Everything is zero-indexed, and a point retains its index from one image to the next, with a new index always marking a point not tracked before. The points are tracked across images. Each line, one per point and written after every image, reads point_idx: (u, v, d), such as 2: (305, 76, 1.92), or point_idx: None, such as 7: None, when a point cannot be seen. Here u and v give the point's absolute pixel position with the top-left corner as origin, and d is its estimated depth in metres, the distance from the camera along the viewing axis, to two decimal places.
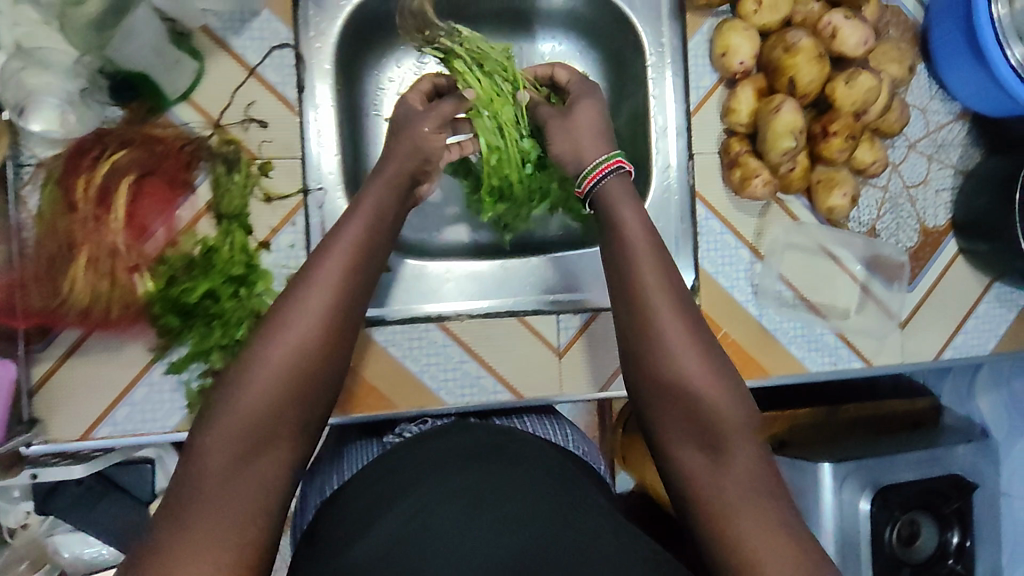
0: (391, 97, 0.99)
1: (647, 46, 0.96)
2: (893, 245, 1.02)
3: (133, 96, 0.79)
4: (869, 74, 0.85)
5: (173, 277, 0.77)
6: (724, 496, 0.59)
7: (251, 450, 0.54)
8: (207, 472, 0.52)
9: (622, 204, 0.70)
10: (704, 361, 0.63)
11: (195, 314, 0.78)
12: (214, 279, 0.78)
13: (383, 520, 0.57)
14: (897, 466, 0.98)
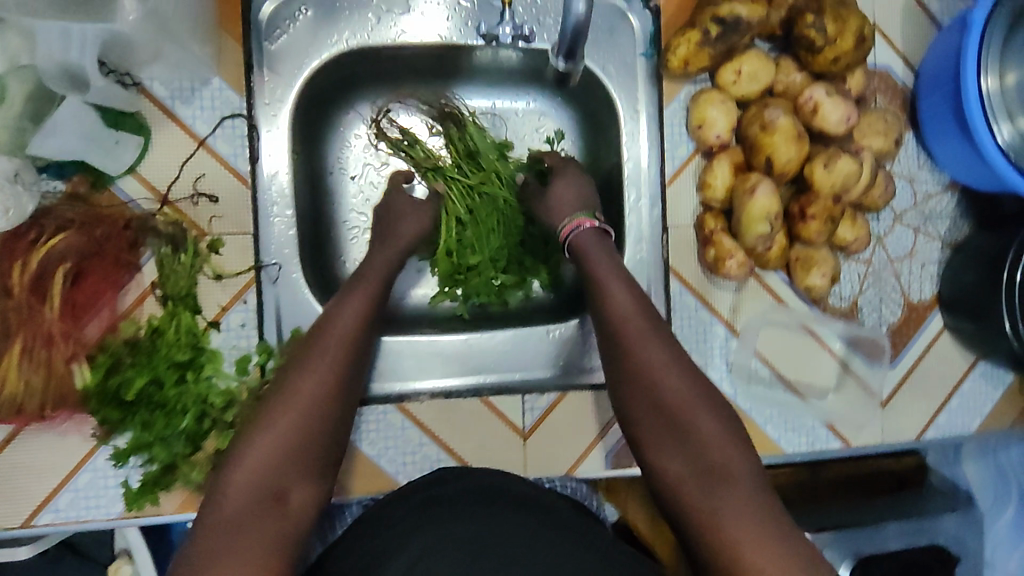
0: (356, 155, 0.97)
1: (622, 111, 0.91)
2: (876, 321, 0.98)
3: (74, 171, 0.75)
4: (849, 157, 0.82)
5: (113, 365, 0.73)
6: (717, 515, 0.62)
7: (274, 485, 0.62)
8: (237, 490, 0.61)
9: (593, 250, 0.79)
10: (683, 383, 0.69)
11: (137, 403, 0.74)
12: (157, 366, 0.74)
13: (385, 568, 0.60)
14: (882, 537, 1.14)
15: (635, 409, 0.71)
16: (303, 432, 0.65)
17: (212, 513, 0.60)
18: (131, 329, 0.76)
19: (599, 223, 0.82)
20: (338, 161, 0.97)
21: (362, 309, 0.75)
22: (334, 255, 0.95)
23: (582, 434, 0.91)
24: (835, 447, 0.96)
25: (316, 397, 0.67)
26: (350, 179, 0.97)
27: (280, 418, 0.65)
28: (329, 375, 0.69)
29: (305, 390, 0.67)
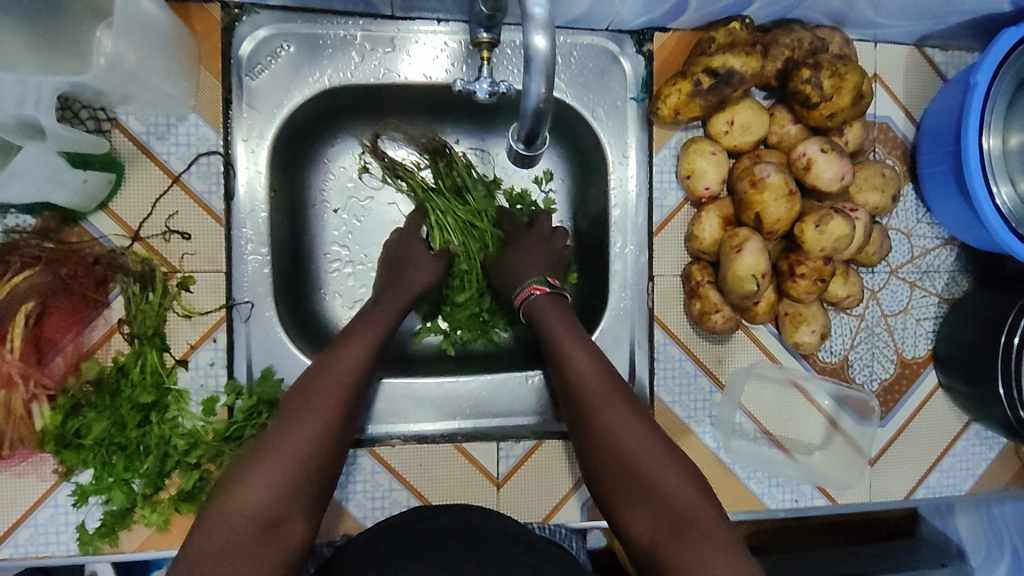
0: (339, 187, 0.96)
1: (609, 157, 0.89)
2: (867, 377, 0.95)
3: (44, 207, 0.74)
4: (842, 219, 0.78)
5: (74, 408, 0.72)
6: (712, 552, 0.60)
7: (271, 518, 0.58)
8: (234, 515, 0.58)
9: (551, 310, 0.82)
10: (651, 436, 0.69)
11: (96, 446, 0.72)
12: (118, 409, 0.73)
13: None
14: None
15: (602, 467, 0.69)
16: (304, 462, 0.63)
17: (197, 546, 0.56)
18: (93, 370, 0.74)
19: (553, 287, 0.85)
20: (321, 194, 0.96)
21: (362, 357, 0.74)
22: (314, 288, 0.95)
23: (559, 484, 0.88)
24: (820, 504, 0.93)
25: (317, 439, 0.64)
26: (332, 213, 0.96)
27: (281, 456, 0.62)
28: (327, 420, 0.67)
29: (305, 431, 0.64)
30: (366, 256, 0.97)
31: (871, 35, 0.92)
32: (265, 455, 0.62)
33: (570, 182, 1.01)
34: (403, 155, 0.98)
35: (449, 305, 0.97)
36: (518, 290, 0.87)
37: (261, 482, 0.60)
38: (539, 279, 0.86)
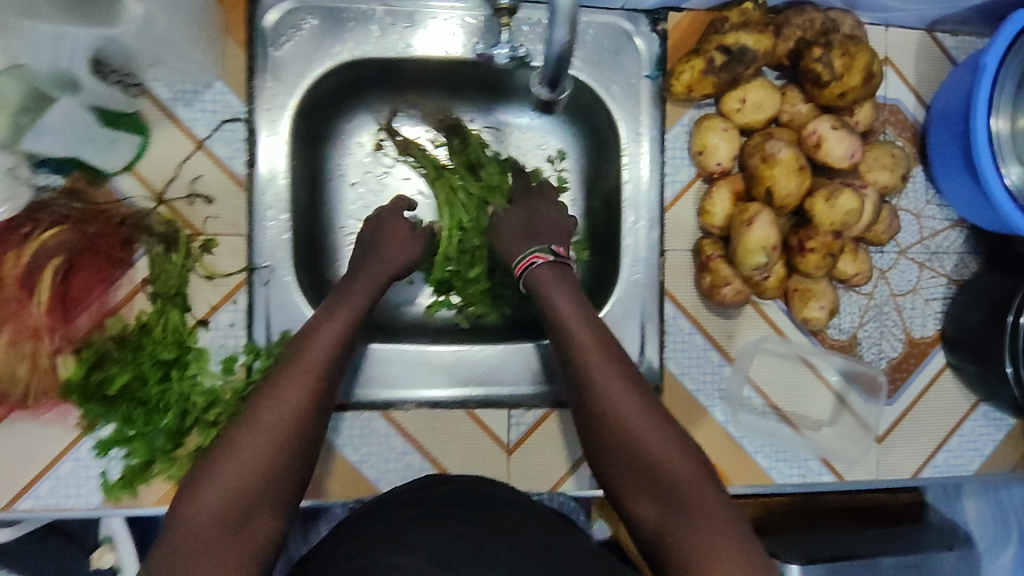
0: (357, 161, 0.98)
1: (623, 135, 0.90)
2: (876, 355, 0.96)
3: (73, 166, 0.76)
4: (852, 194, 0.80)
5: (98, 361, 0.74)
6: (696, 540, 0.63)
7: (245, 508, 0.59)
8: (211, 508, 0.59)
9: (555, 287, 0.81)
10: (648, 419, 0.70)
11: (120, 399, 0.74)
12: (140, 363, 0.74)
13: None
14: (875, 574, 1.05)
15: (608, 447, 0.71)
16: (279, 447, 0.62)
17: (169, 546, 0.57)
18: (116, 327, 0.76)
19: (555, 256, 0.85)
20: (339, 168, 0.98)
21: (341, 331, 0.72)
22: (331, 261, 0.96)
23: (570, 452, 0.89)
24: (827, 480, 0.94)
25: (289, 429, 0.63)
26: (350, 186, 0.98)
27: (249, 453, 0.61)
28: (302, 406, 0.65)
29: (278, 421, 0.63)
30: None
31: (882, 19, 0.94)
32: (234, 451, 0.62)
33: (584, 163, 1.02)
34: (419, 133, 1.00)
35: (460, 281, 0.98)
36: (518, 259, 0.86)
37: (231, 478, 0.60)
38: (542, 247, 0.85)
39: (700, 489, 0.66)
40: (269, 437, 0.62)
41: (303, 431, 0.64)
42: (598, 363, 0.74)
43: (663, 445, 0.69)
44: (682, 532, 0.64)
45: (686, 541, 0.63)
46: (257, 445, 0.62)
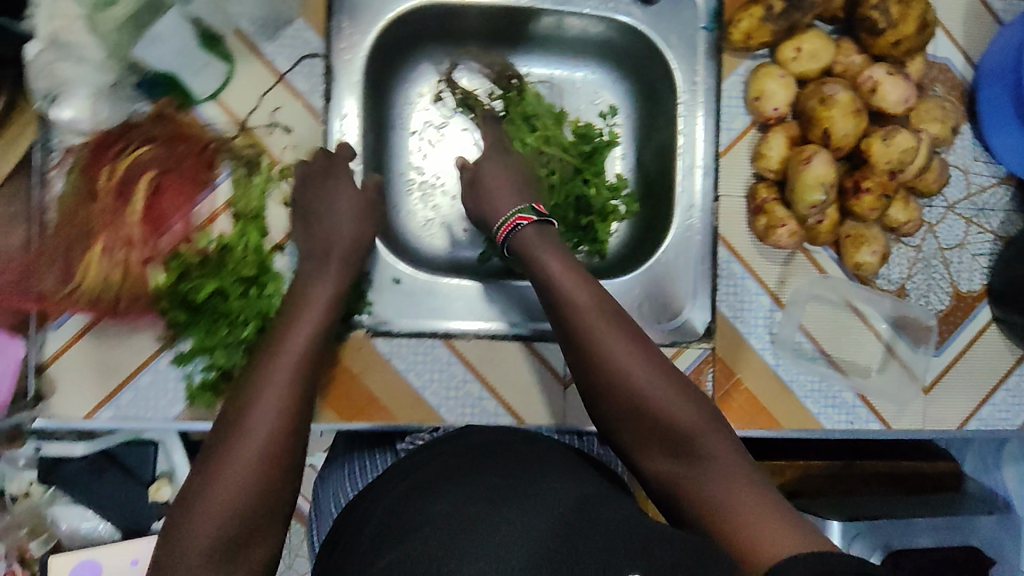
0: (418, 110, 1.03)
1: (679, 84, 0.93)
2: (923, 306, 0.98)
3: (162, 92, 0.79)
4: (907, 134, 0.83)
5: (184, 272, 0.77)
6: (714, 493, 0.60)
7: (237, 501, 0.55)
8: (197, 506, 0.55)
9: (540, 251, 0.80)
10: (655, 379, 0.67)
11: (203, 311, 0.78)
12: (224, 278, 0.78)
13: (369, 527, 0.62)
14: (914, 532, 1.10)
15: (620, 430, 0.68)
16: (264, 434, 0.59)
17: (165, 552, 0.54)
18: (202, 243, 0.79)
19: (538, 217, 0.84)
20: (402, 115, 1.02)
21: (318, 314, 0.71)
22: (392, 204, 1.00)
23: None
24: (874, 428, 0.96)
25: (274, 415, 0.60)
26: (411, 134, 1.02)
27: (233, 453, 0.57)
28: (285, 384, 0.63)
29: (259, 416, 0.59)
30: (442, 178, 1.03)
31: None
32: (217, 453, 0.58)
33: (636, 120, 1.05)
34: (477, 84, 1.03)
35: None
36: (500, 222, 0.86)
37: (218, 485, 0.55)
38: (524, 208, 0.85)
39: (710, 439, 0.63)
40: (253, 434, 0.58)
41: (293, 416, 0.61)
42: (594, 328, 0.70)
43: (664, 398, 0.65)
44: (695, 485, 0.61)
45: (703, 493, 0.60)
46: (239, 443, 0.58)
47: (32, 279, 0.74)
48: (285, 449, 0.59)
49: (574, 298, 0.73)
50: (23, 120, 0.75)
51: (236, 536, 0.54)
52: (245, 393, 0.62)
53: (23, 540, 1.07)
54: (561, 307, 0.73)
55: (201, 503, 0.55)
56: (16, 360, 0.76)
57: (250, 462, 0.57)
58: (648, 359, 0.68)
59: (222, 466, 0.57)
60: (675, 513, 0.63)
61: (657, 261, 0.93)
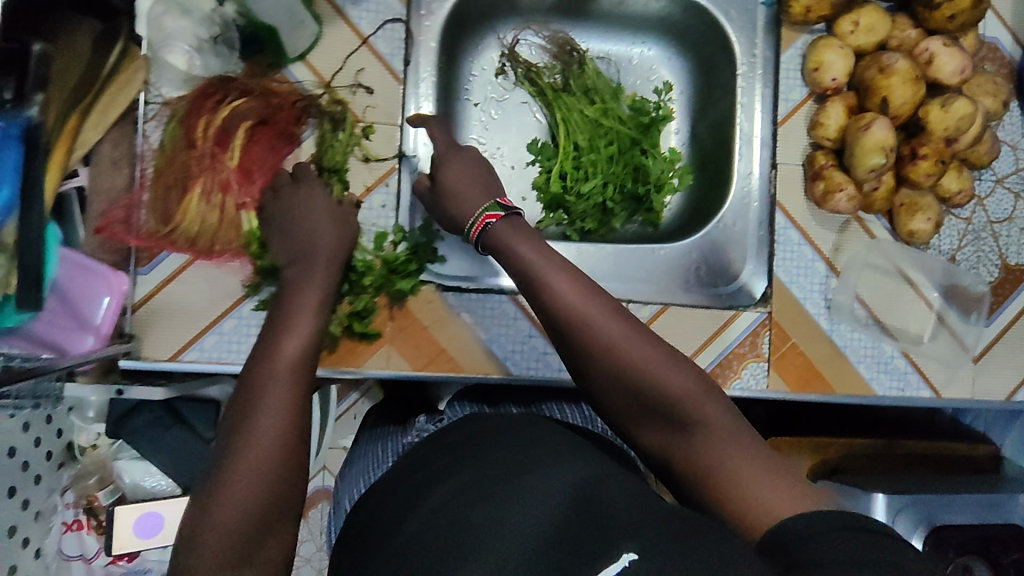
0: (482, 82, 1.07)
1: (738, 55, 0.98)
2: (973, 277, 1.00)
3: (256, 51, 0.84)
4: (965, 101, 0.86)
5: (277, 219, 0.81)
6: (713, 465, 0.60)
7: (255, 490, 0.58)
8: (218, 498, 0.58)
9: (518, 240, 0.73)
10: (648, 353, 0.65)
11: None
12: None
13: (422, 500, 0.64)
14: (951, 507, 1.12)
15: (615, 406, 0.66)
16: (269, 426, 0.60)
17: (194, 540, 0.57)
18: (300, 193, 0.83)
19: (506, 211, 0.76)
20: (466, 86, 1.06)
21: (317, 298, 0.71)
22: None
23: (685, 346, 0.95)
24: (925, 395, 0.97)
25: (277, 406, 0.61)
26: (473, 105, 1.07)
27: (244, 450, 0.58)
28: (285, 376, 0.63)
29: (266, 411, 0.60)
30: (501, 148, 1.07)
31: None
32: (229, 449, 0.59)
33: (690, 97, 1.09)
34: (538, 55, 1.07)
35: (572, 197, 1.03)
36: (471, 224, 0.78)
37: (237, 481, 0.57)
38: (492, 205, 0.77)
39: (704, 408, 0.62)
40: (263, 427, 0.59)
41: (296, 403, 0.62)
42: (579, 310, 0.66)
43: (655, 377, 0.63)
44: (691, 456, 0.61)
45: (702, 464, 0.60)
46: (251, 438, 0.59)
47: (135, 216, 0.79)
48: (299, 436, 0.62)
49: (557, 281, 0.68)
50: (134, 65, 0.78)
51: (269, 519, 0.58)
52: (247, 390, 0.63)
53: (92, 490, 1.11)
54: (542, 290, 0.69)
55: (223, 500, 0.57)
56: (119, 293, 0.78)
57: (264, 459, 0.58)
58: (633, 334, 0.66)
59: (238, 463, 0.58)
60: (675, 481, 0.64)
61: (717, 225, 0.98)
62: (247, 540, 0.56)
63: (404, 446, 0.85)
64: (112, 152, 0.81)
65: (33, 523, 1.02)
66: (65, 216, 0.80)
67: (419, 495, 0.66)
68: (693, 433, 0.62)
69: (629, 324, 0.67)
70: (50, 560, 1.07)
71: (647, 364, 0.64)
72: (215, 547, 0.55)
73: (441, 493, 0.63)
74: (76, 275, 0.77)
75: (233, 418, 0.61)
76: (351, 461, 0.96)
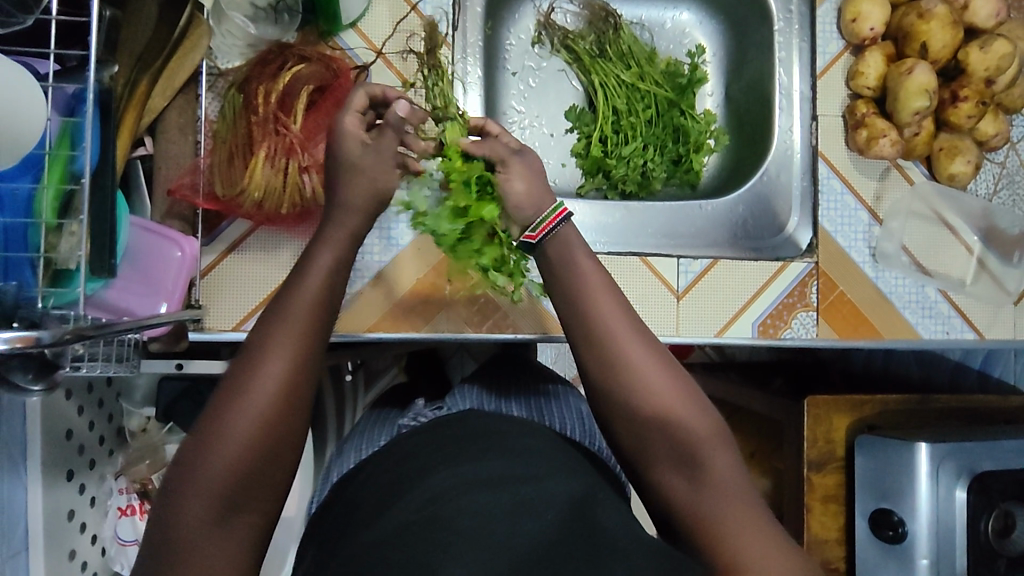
0: (520, 52, 1.09)
1: (775, 13, 1.01)
2: (1010, 219, 1.02)
3: (309, 20, 0.87)
4: (1003, 41, 0.91)
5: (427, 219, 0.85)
6: (714, 515, 0.59)
7: (243, 478, 0.52)
8: (198, 480, 0.51)
9: (571, 244, 0.69)
10: (671, 381, 0.64)
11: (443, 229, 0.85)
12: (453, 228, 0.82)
13: (473, 464, 0.61)
14: (994, 453, 1.10)
15: (620, 430, 0.65)
16: (263, 411, 0.53)
17: (167, 522, 0.51)
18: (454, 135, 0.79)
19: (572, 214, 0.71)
20: (505, 56, 1.08)
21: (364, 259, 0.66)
22: None
23: (733, 300, 0.97)
24: (968, 337, 0.99)
25: (276, 390, 0.54)
26: (512, 75, 1.08)
27: (238, 405, 0.53)
28: (290, 354, 0.55)
29: (265, 369, 0.54)
30: (539, 116, 1.09)
31: None
32: (222, 400, 0.54)
33: (724, 59, 1.11)
34: (573, 22, 1.10)
35: (614, 158, 1.03)
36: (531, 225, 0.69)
37: (225, 444, 0.52)
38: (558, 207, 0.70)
39: (713, 456, 0.62)
40: (265, 385, 0.54)
41: (298, 385, 0.55)
42: (601, 315, 0.65)
43: (675, 407, 0.63)
44: (691, 506, 0.61)
45: (695, 515, 0.60)
46: (249, 394, 0.53)
47: (201, 180, 0.81)
48: (298, 404, 0.55)
49: (590, 298, 0.66)
50: (198, 33, 0.79)
51: (251, 500, 0.53)
52: (251, 347, 0.56)
53: (145, 473, 1.07)
54: (573, 308, 0.66)
55: (211, 458, 0.52)
56: (194, 255, 0.80)
57: (249, 444, 0.52)
58: (651, 357, 0.64)
59: (230, 417, 0.53)
60: (665, 517, 0.63)
61: (762, 178, 1.02)
62: (228, 500, 0.51)
63: (399, 429, 0.78)
64: (178, 119, 0.81)
65: (90, 508, 1.02)
66: (132, 187, 0.80)
67: (484, 449, 0.64)
68: (703, 478, 0.61)
69: (655, 352, 0.65)
70: (108, 544, 1.06)
71: (668, 394, 0.63)
72: (195, 503, 0.51)
73: (488, 455, 0.63)
74: (145, 241, 0.78)
75: (232, 367, 0.56)
76: (345, 437, 0.86)
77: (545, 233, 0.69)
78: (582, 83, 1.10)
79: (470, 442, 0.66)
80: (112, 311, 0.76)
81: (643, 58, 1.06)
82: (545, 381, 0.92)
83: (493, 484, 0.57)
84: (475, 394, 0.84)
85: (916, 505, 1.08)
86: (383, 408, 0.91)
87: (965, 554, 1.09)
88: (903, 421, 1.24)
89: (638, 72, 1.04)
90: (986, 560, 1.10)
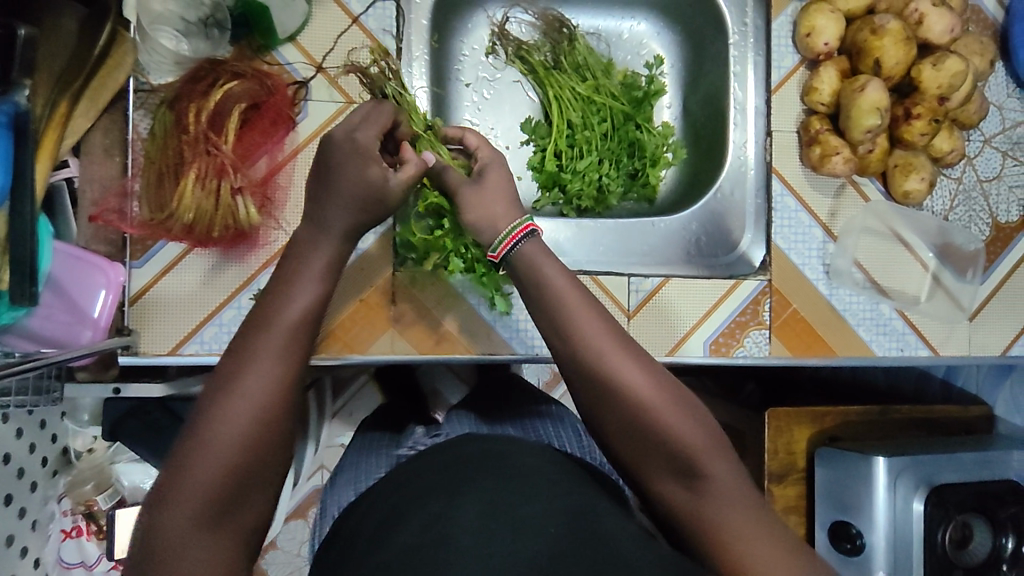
0: (472, 64, 1.06)
1: (730, 26, 0.99)
2: (966, 234, 1.01)
3: (245, 34, 0.83)
4: (956, 58, 0.89)
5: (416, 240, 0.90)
6: (718, 527, 0.57)
7: (232, 485, 0.50)
8: (186, 485, 0.49)
9: (547, 259, 0.65)
10: (653, 375, 0.60)
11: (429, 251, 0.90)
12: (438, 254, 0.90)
13: (394, 505, 0.59)
14: (945, 466, 1.09)
15: (616, 442, 0.61)
16: (253, 419, 0.51)
17: (156, 526, 0.49)
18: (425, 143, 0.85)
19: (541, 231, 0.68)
20: (457, 67, 1.05)
21: (328, 267, 0.61)
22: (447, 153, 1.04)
23: (686, 318, 0.95)
24: (923, 354, 0.98)
25: (266, 398, 0.52)
26: (465, 86, 1.06)
27: (234, 403, 0.51)
28: (280, 363, 0.53)
29: (262, 365, 0.53)
30: (494, 128, 1.07)
31: None
32: (206, 406, 0.52)
33: (681, 71, 1.09)
34: (526, 32, 1.07)
35: (568, 172, 1.00)
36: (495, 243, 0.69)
37: (212, 453, 0.50)
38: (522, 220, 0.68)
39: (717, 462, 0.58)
40: (252, 392, 0.52)
41: (288, 392, 0.53)
42: (579, 328, 0.61)
43: (673, 422, 0.58)
44: (700, 520, 0.58)
45: (708, 533, 0.57)
46: (232, 402, 0.51)
47: (128, 205, 0.79)
48: (283, 417, 0.53)
49: (565, 309, 0.62)
50: (123, 50, 0.77)
51: (239, 508, 0.51)
52: (236, 351, 0.54)
53: (90, 495, 1.07)
54: (552, 325, 0.62)
55: (198, 466, 0.50)
56: (118, 283, 0.78)
57: (236, 452, 0.50)
58: (636, 363, 0.60)
59: (218, 422, 0.51)
60: (671, 527, 0.61)
61: (715, 196, 1.00)
62: (224, 501, 0.50)
63: (398, 459, 0.76)
64: (103, 140, 0.80)
65: (32, 531, 0.99)
66: (56, 209, 0.79)
67: (409, 489, 0.62)
68: (703, 490, 0.58)
69: (642, 361, 0.61)
70: (51, 568, 1.06)
71: (664, 404, 0.59)
72: (188, 505, 0.49)
73: (414, 492, 0.61)
74: (72, 267, 0.76)
75: (217, 373, 0.54)
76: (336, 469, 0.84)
77: (508, 251, 0.67)
78: (536, 93, 1.07)
79: (399, 482, 0.64)
80: (39, 340, 0.76)
81: (598, 70, 1.02)
82: (540, 401, 0.91)
83: (411, 529, 0.55)
84: (468, 420, 0.82)
85: (871, 524, 1.08)
86: (375, 431, 0.89)
87: (921, 565, 1.08)
88: (862, 431, 1.23)
89: (592, 80, 1.01)
90: (942, 572, 1.09)
